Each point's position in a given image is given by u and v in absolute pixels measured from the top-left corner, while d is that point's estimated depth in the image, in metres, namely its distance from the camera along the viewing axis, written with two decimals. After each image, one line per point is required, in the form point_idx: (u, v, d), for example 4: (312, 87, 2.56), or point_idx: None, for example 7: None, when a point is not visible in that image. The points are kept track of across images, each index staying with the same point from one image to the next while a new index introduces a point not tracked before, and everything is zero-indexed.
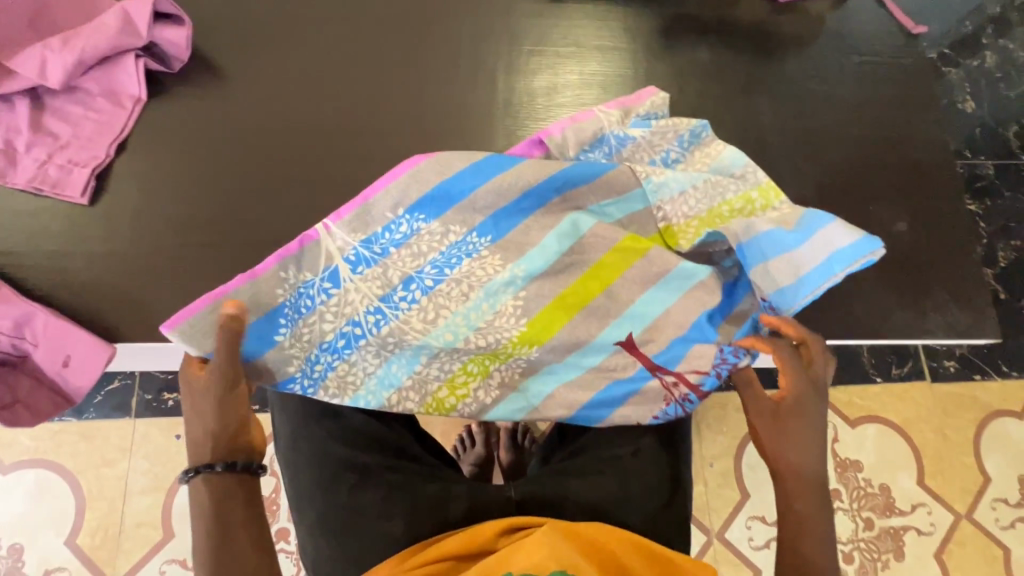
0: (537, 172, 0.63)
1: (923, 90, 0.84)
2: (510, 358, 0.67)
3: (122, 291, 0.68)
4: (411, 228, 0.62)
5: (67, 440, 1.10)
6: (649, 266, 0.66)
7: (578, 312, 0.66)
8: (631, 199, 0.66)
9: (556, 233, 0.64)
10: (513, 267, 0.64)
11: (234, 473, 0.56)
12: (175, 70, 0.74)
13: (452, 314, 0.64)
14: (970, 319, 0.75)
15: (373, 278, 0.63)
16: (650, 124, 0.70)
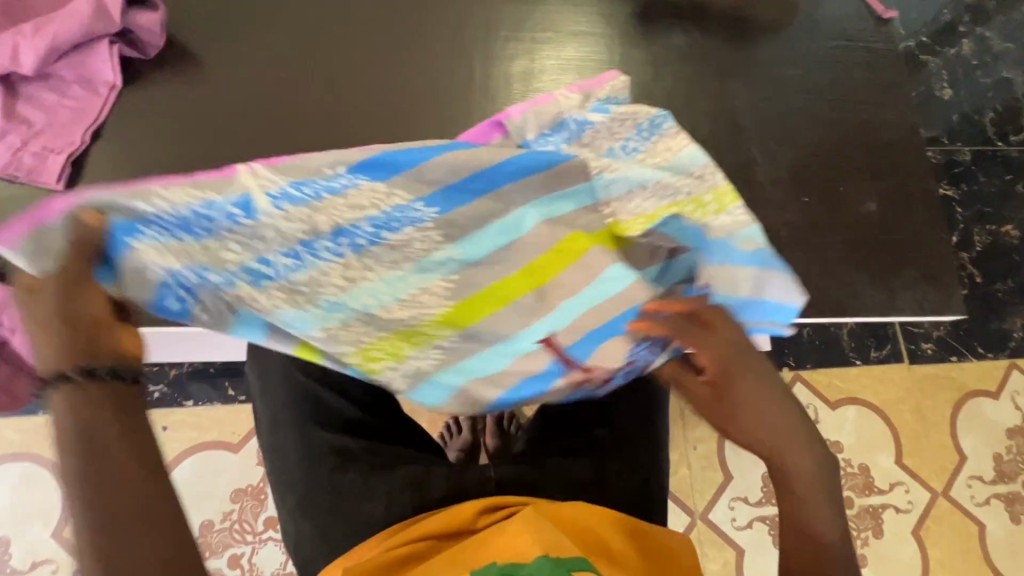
0: (498, 152, 0.45)
1: (893, 74, 0.86)
2: (426, 340, 0.57)
3: None
4: (347, 183, 0.44)
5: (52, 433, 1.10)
6: (584, 277, 0.53)
7: (504, 306, 0.55)
8: (576, 194, 0.49)
9: (500, 223, 0.49)
10: (450, 248, 0.50)
11: (103, 382, 0.42)
12: (150, 57, 0.74)
13: (377, 281, 0.51)
14: (938, 296, 0.77)
15: (297, 219, 0.44)
16: (610, 109, 0.52)
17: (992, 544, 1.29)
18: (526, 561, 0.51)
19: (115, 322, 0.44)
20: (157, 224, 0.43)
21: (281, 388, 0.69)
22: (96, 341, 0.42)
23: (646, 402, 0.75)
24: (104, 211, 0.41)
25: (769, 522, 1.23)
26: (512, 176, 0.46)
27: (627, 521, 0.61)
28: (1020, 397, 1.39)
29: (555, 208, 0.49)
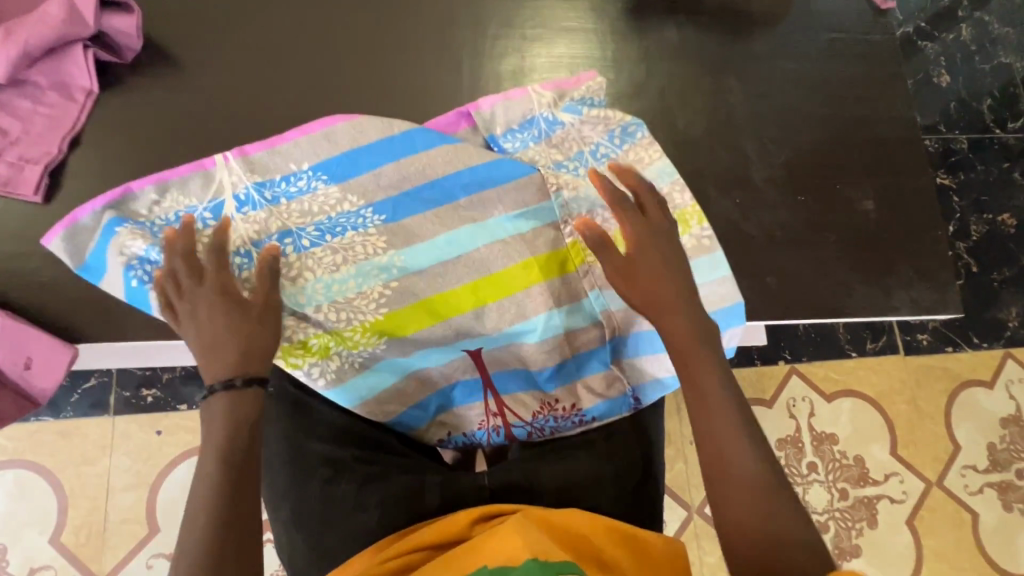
0: (449, 162, 0.70)
1: (890, 66, 0.84)
2: (355, 348, 0.68)
3: (82, 292, 0.66)
4: (309, 184, 0.69)
5: (46, 440, 1.10)
6: (524, 301, 0.71)
7: (439, 321, 0.70)
8: (541, 212, 0.71)
9: (448, 237, 0.70)
10: (393, 254, 0.69)
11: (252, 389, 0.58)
12: (127, 61, 0.71)
13: (314, 280, 0.67)
14: (936, 294, 0.77)
15: (253, 219, 0.66)
16: (581, 112, 0.74)
17: (985, 532, 1.30)
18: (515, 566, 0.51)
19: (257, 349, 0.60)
20: (193, 213, 0.66)
21: (272, 399, 0.70)
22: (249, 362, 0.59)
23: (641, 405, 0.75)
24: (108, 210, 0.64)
25: None
26: (445, 199, 0.70)
27: (623, 530, 0.59)
28: (1014, 387, 1.39)
29: (500, 233, 0.70)
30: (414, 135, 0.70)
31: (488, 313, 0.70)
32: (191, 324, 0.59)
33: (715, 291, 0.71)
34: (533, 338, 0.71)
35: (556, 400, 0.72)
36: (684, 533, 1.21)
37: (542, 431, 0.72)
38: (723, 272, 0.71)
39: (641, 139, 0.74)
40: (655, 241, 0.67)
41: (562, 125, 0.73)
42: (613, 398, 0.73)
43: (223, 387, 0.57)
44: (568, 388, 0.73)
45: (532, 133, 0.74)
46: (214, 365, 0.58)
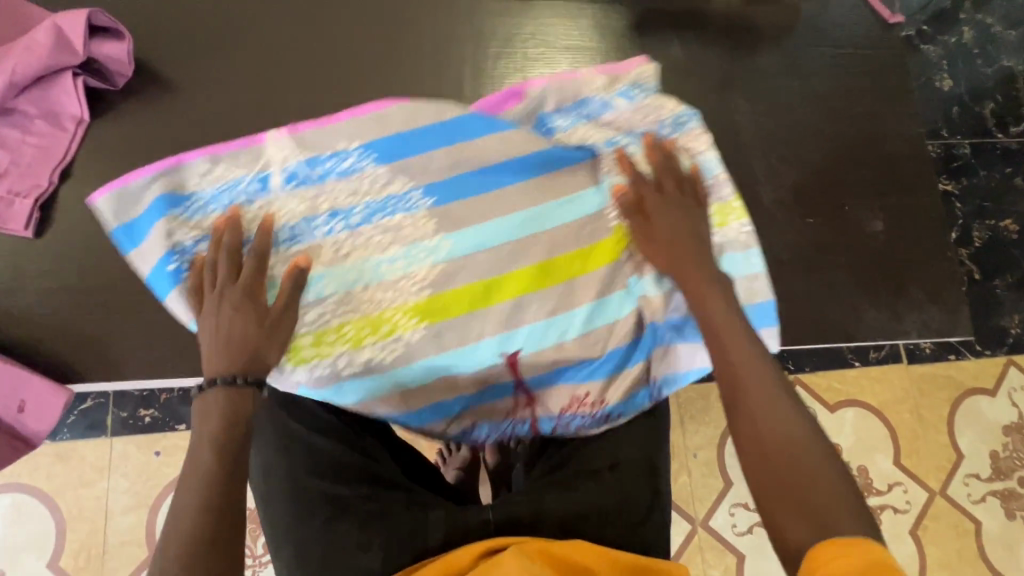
0: (501, 149, 0.71)
1: (899, 82, 0.83)
2: (392, 336, 0.68)
3: (75, 328, 0.65)
4: (356, 165, 0.69)
5: (42, 462, 1.08)
6: (567, 292, 0.70)
7: (476, 309, 0.69)
8: (587, 199, 0.71)
9: (494, 225, 0.70)
10: (441, 237, 0.69)
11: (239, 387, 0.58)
12: (118, 87, 0.69)
13: (363, 259, 0.67)
14: (946, 317, 0.76)
15: (302, 196, 0.67)
16: (634, 98, 0.72)
17: (988, 540, 1.30)
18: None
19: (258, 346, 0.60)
20: (239, 184, 0.66)
21: (273, 437, 0.72)
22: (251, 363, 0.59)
23: (647, 432, 0.74)
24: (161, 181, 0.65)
25: None
26: (491, 187, 0.70)
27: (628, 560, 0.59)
28: (1017, 394, 1.39)
29: (548, 222, 0.70)
30: (456, 122, 0.71)
31: (529, 302, 0.70)
32: (209, 315, 0.59)
33: (748, 287, 0.70)
34: (573, 334, 0.70)
35: (585, 395, 0.72)
36: (689, 546, 1.21)
37: (567, 426, 0.74)
38: (758, 269, 0.70)
39: (693, 129, 0.72)
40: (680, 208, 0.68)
41: (613, 108, 0.73)
42: (639, 392, 0.74)
43: (224, 383, 0.57)
44: (597, 385, 0.72)
45: (581, 114, 0.73)
46: (223, 360, 0.58)
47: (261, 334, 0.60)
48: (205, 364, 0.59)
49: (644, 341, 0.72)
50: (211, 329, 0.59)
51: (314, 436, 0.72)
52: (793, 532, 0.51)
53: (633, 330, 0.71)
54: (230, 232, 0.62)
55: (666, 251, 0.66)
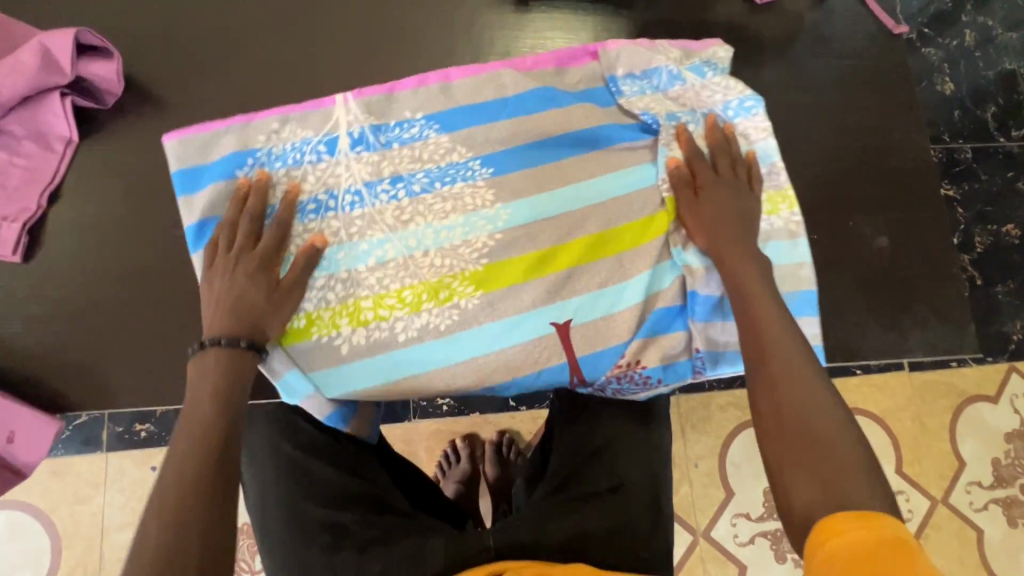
0: (557, 124, 0.71)
1: (905, 93, 0.82)
2: (448, 303, 0.67)
3: (65, 354, 0.63)
4: (421, 133, 0.70)
5: (37, 479, 1.07)
6: (616, 266, 0.70)
7: (534, 280, 0.68)
8: (643, 172, 0.72)
9: (550, 196, 0.69)
10: (499, 208, 0.69)
11: (234, 348, 0.60)
12: (108, 106, 0.68)
13: (424, 226, 0.68)
14: (952, 334, 0.75)
15: (366, 160, 0.69)
16: (705, 75, 0.74)
17: (990, 548, 1.30)
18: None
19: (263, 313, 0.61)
20: (308, 146, 0.68)
21: (270, 462, 0.73)
22: (255, 329, 0.61)
23: (648, 454, 0.73)
24: (232, 136, 0.67)
25: (771, 537, 1.23)
26: (551, 160, 0.70)
27: None
28: (1018, 401, 1.38)
29: (603, 194, 0.70)
30: (527, 94, 0.71)
31: (580, 274, 0.69)
32: (223, 277, 0.62)
33: (792, 274, 0.71)
34: (633, 301, 0.69)
35: (622, 362, 0.70)
36: (690, 557, 1.20)
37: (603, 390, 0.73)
38: (804, 258, 0.71)
39: (757, 115, 0.73)
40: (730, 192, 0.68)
41: (683, 82, 0.74)
42: (680, 363, 0.72)
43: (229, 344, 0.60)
44: (634, 346, 0.69)
45: (650, 84, 0.74)
46: (229, 323, 0.61)
47: (267, 303, 0.62)
48: (210, 323, 0.61)
49: (687, 307, 0.70)
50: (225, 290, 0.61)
51: (312, 461, 0.73)
52: (797, 501, 0.52)
53: (677, 296, 0.70)
54: (256, 194, 0.64)
55: (718, 230, 0.67)
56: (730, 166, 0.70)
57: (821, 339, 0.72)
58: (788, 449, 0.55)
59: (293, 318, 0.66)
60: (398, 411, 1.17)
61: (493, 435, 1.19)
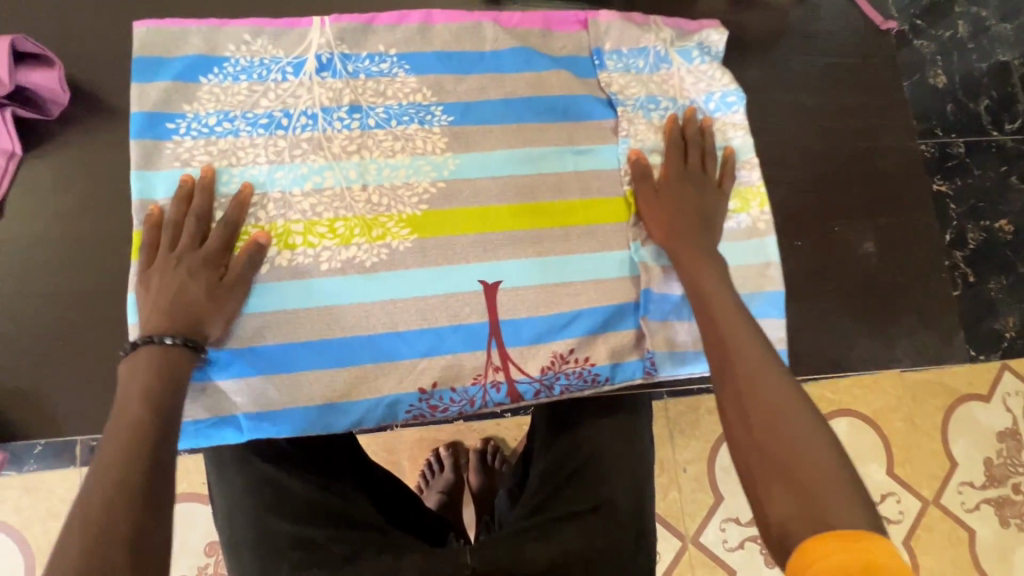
0: (534, 88, 0.75)
1: (891, 92, 0.79)
2: (378, 242, 0.69)
3: (12, 377, 0.60)
4: (389, 69, 0.73)
5: (10, 495, 1.04)
6: (562, 238, 0.72)
7: (472, 233, 0.71)
8: (604, 153, 0.74)
9: (503, 154, 0.73)
10: (448, 156, 0.72)
11: (159, 343, 0.57)
12: (53, 116, 0.65)
13: (369, 159, 0.70)
14: (939, 342, 0.72)
15: (329, 86, 0.71)
16: (692, 61, 0.76)
17: (981, 549, 1.29)
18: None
19: (201, 307, 0.60)
20: (277, 64, 0.71)
21: (240, 475, 0.69)
22: (194, 330, 0.60)
23: (635, 465, 0.71)
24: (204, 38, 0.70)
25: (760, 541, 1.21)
26: (513, 118, 0.74)
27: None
28: (1010, 399, 1.37)
29: (559, 165, 0.73)
30: (505, 55, 0.75)
31: (521, 237, 0.71)
32: (160, 273, 0.61)
33: (761, 274, 0.70)
34: (584, 278, 0.72)
35: (568, 352, 0.71)
36: (678, 564, 1.19)
37: (549, 389, 0.72)
38: (770, 258, 0.70)
39: (734, 113, 0.74)
40: (692, 191, 0.70)
41: (669, 65, 0.76)
42: (629, 361, 0.72)
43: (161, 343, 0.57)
44: (582, 340, 0.71)
45: (636, 63, 0.76)
46: (160, 320, 0.59)
47: (206, 303, 0.61)
48: (141, 321, 0.60)
49: (640, 306, 0.72)
50: (158, 287, 0.60)
51: (284, 480, 0.69)
52: (778, 501, 0.49)
53: (630, 294, 0.72)
54: (202, 193, 0.65)
55: (671, 211, 0.69)
56: (698, 151, 0.72)
57: (785, 342, 0.69)
58: (760, 458, 0.52)
59: None
60: None
61: (477, 443, 1.17)
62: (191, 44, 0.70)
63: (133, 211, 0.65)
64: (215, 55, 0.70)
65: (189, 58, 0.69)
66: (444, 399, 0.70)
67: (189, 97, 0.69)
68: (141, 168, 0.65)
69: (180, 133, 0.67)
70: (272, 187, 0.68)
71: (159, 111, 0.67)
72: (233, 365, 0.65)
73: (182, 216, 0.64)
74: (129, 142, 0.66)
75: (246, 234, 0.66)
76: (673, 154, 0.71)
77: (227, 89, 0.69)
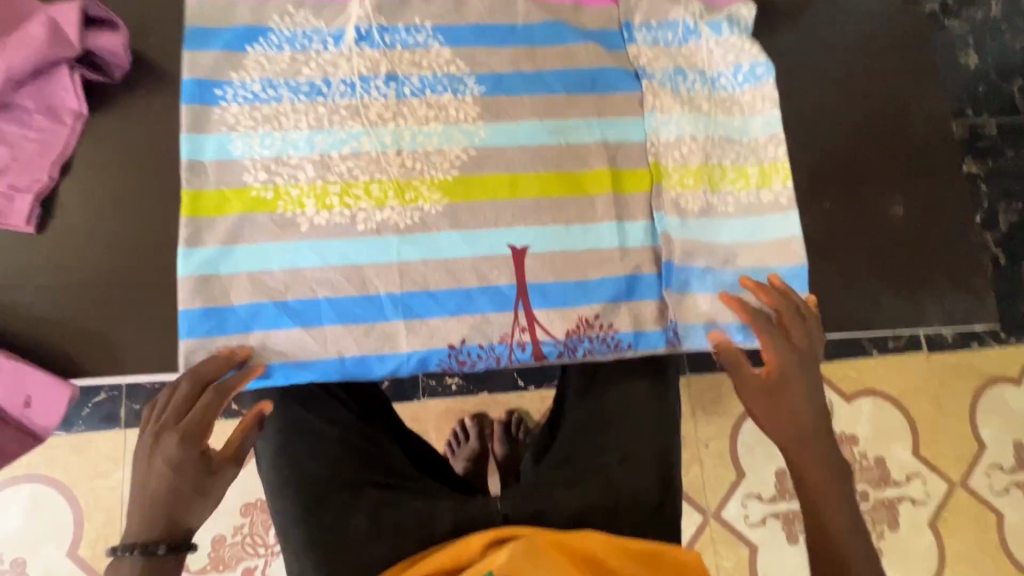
0: (562, 62, 0.76)
1: (922, 58, 0.79)
2: (410, 204, 0.70)
3: (78, 321, 0.64)
4: (425, 40, 0.74)
5: (59, 455, 1.09)
6: (586, 206, 0.73)
7: (501, 198, 0.72)
8: (632, 126, 0.75)
9: (533, 123, 0.74)
10: (479, 124, 0.73)
11: (141, 556, 0.57)
12: (115, 80, 0.68)
13: (404, 126, 0.72)
14: (969, 304, 0.73)
15: (367, 56, 0.73)
16: (722, 34, 0.77)
17: (1010, 532, 1.27)
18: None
19: (184, 500, 0.59)
20: (319, 35, 0.73)
21: (280, 422, 0.71)
22: (172, 519, 0.58)
23: (661, 425, 0.73)
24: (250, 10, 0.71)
25: (782, 518, 1.22)
26: (545, 89, 0.75)
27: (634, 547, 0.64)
28: None
29: (586, 135, 0.74)
30: (535, 28, 0.76)
31: (547, 205, 0.72)
32: (142, 459, 0.59)
33: (781, 248, 0.72)
34: (613, 244, 0.72)
35: (593, 318, 0.71)
36: (700, 538, 1.20)
37: (573, 351, 0.71)
38: (793, 234, 0.72)
39: (764, 84, 0.75)
40: (800, 375, 0.67)
41: (698, 38, 0.77)
42: (652, 332, 0.72)
43: (141, 553, 0.57)
44: (607, 306, 0.71)
45: (665, 37, 0.77)
46: (143, 526, 0.58)
47: (194, 492, 0.59)
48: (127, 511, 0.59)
49: (663, 278, 0.72)
50: (143, 477, 0.59)
51: (321, 424, 0.71)
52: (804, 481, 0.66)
53: (653, 265, 0.72)
54: (217, 368, 0.63)
55: (791, 415, 0.66)
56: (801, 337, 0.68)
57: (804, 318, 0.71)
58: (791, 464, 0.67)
59: (262, 189, 0.68)
60: (407, 389, 1.18)
61: (501, 414, 1.19)
62: (238, 15, 0.72)
63: (181, 171, 0.67)
64: (261, 26, 0.72)
65: (237, 28, 0.71)
66: (472, 354, 0.70)
67: (235, 64, 0.71)
68: (190, 131, 0.68)
69: (226, 100, 0.70)
70: (311, 152, 0.70)
71: (207, 78, 0.70)
72: (265, 317, 0.67)
73: (172, 391, 0.61)
74: (179, 105, 0.69)
75: (288, 194, 0.69)
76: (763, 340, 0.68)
77: (271, 58, 0.71)
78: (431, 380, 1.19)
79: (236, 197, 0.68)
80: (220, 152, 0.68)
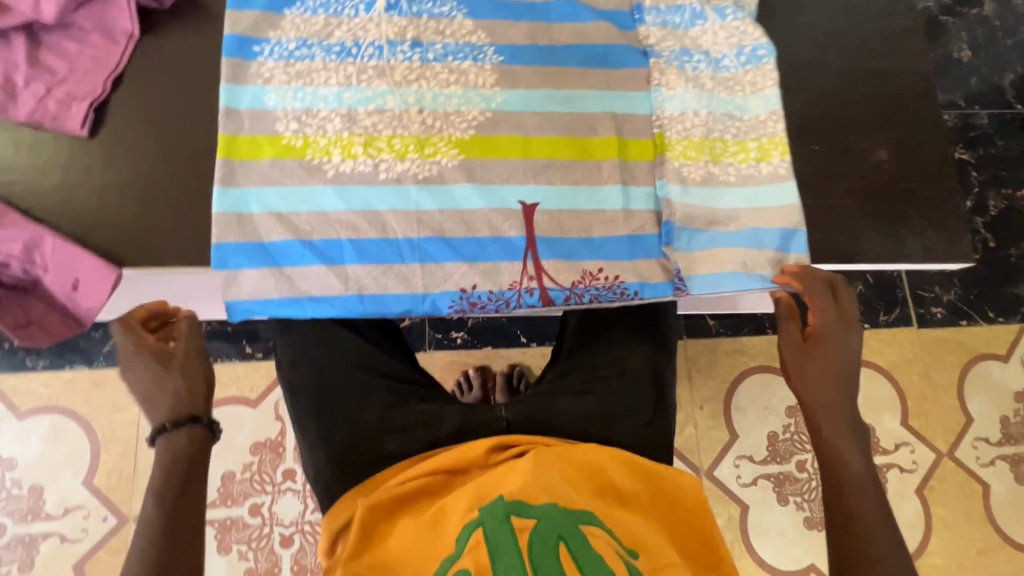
0: (574, 37, 0.82)
1: (906, 23, 0.85)
2: (429, 159, 0.76)
3: (124, 219, 0.71)
4: (450, 11, 0.81)
5: (80, 388, 1.14)
6: (594, 169, 0.78)
7: (515, 158, 0.77)
8: (639, 102, 0.80)
9: (546, 94, 0.80)
10: (496, 91, 0.79)
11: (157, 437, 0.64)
12: (165, 6, 0.76)
13: (426, 88, 0.78)
14: (945, 242, 0.78)
15: (395, 23, 0.79)
16: (726, 19, 0.83)
17: (996, 502, 1.30)
18: (534, 504, 0.58)
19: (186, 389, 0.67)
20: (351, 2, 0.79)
21: (302, 327, 0.76)
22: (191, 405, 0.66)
23: (656, 347, 0.78)
24: None
25: (773, 480, 1.25)
26: (558, 63, 0.81)
27: (638, 462, 0.67)
28: None
29: (596, 107, 0.80)
30: (552, 7, 0.83)
31: (557, 166, 0.78)
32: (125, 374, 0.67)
33: (778, 214, 0.77)
34: (618, 205, 0.78)
35: (597, 270, 0.76)
36: None
37: (580, 297, 0.76)
38: (792, 200, 0.77)
39: (765, 64, 0.81)
40: (840, 345, 0.72)
41: (704, 21, 0.83)
42: (660, 282, 0.76)
43: (161, 433, 0.65)
44: (612, 260, 0.77)
45: (673, 19, 0.83)
46: (155, 415, 0.66)
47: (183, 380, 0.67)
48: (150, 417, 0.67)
49: (663, 236, 0.77)
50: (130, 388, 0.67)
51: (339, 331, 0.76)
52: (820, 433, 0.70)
53: (654, 225, 0.78)
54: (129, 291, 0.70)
55: (823, 374, 0.71)
56: (849, 319, 0.74)
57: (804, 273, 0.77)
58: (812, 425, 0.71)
59: (292, 137, 0.74)
60: (416, 340, 1.23)
61: (504, 367, 1.24)
62: None
63: (220, 117, 0.73)
64: None
65: None
66: (482, 297, 0.75)
67: (273, 25, 0.77)
68: (228, 82, 0.74)
69: (264, 56, 0.76)
70: (339, 106, 0.76)
71: (246, 36, 0.75)
72: (295, 253, 0.72)
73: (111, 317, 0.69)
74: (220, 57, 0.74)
75: (317, 143, 0.74)
76: (816, 305, 0.73)
77: (307, 20, 0.78)
78: (438, 333, 1.24)
79: (268, 145, 0.73)
80: (254, 102, 0.74)
